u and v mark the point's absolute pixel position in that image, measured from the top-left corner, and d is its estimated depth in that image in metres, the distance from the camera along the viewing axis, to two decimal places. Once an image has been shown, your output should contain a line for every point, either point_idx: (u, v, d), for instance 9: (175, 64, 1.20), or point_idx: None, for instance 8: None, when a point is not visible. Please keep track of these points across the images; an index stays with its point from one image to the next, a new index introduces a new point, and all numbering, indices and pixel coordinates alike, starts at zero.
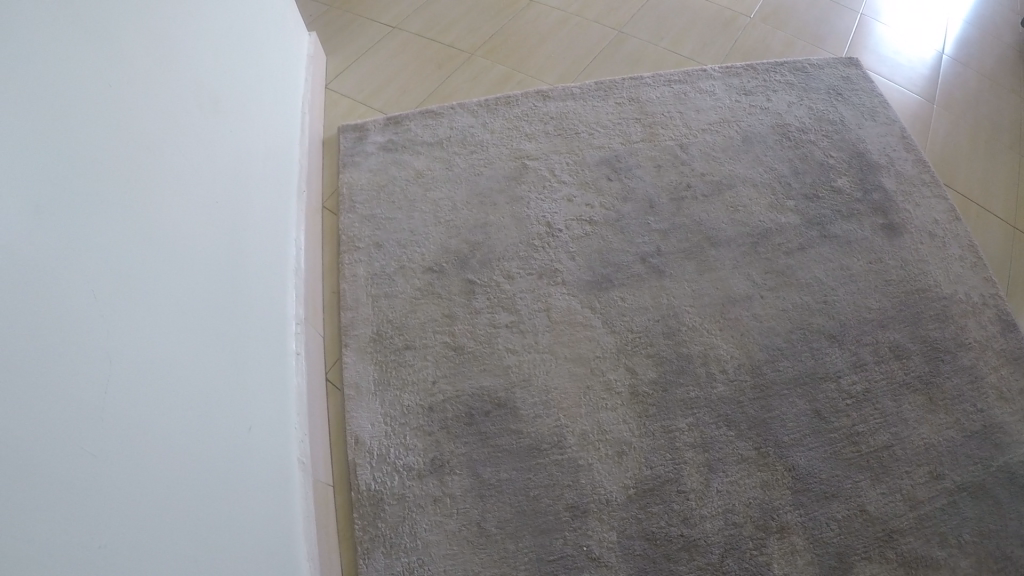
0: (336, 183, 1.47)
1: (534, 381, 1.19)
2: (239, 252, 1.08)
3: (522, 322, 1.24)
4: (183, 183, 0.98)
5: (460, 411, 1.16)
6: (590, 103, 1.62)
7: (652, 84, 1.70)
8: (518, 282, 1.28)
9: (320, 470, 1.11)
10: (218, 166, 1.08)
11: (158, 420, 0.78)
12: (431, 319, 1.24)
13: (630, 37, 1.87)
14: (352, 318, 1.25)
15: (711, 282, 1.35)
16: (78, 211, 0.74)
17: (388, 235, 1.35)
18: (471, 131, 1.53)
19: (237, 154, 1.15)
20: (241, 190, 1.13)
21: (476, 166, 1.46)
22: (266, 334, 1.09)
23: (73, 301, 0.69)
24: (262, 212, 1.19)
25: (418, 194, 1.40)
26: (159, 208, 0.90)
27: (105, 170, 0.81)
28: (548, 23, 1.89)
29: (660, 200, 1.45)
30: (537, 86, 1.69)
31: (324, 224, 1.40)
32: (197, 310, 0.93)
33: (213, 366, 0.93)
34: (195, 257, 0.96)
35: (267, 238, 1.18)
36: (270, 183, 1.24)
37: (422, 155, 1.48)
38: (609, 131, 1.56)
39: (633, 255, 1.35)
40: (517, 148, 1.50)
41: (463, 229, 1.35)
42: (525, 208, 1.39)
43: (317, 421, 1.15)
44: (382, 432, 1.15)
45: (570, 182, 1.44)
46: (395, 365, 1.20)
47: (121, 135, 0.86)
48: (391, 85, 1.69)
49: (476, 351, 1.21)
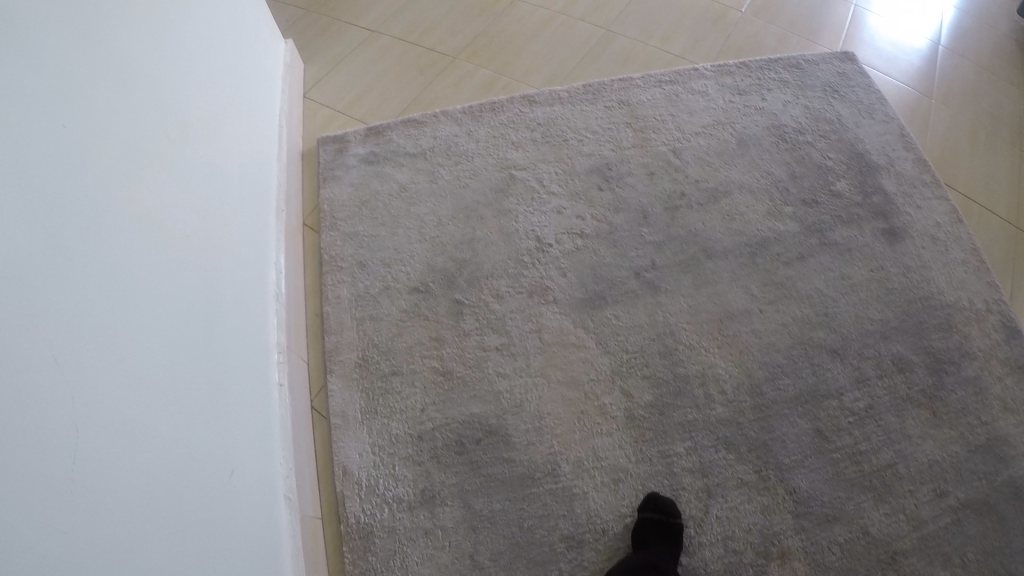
0: (316, 200, 1.40)
1: (526, 406, 1.14)
2: (216, 280, 1.01)
3: (513, 344, 1.19)
4: (156, 199, 0.91)
5: (450, 440, 1.10)
6: (578, 108, 1.56)
7: (642, 85, 1.64)
8: (508, 301, 1.23)
9: (308, 504, 1.04)
10: (190, 182, 1.01)
11: (134, 462, 0.72)
12: (419, 342, 1.17)
13: (618, 35, 1.80)
14: (337, 341, 1.18)
15: (708, 297, 1.30)
16: (44, 233, 0.67)
17: (372, 254, 1.29)
18: (455, 141, 1.47)
19: (211, 169, 1.08)
20: (216, 206, 1.06)
21: (461, 179, 1.40)
22: (248, 366, 1.03)
23: (41, 336, 0.63)
24: (238, 235, 1.12)
25: (402, 210, 1.34)
26: (131, 228, 0.83)
27: (73, 186, 0.74)
28: (532, 23, 1.82)
29: (654, 210, 1.39)
30: (522, 90, 1.62)
31: (305, 244, 1.34)
32: (174, 339, 0.87)
33: (193, 399, 0.86)
34: (171, 280, 0.89)
35: (244, 258, 1.11)
36: (246, 200, 1.17)
37: (405, 168, 1.42)
38: (599, 138, 1.50)
39: (627, 269, 1.30)
40: (503, 158, 1.44)
41: (450, 246, 1.29)
42: (513, 223, 1.33)
43: (304, 452, 1.08)
44: (370, 462, 1.08)
45: (560, 194, 1.38)
46: (383, 393, 1.13)
47: (88, 148, 0.79)
48: (372, 91, 1.62)
49: (466, 376, 1.14)
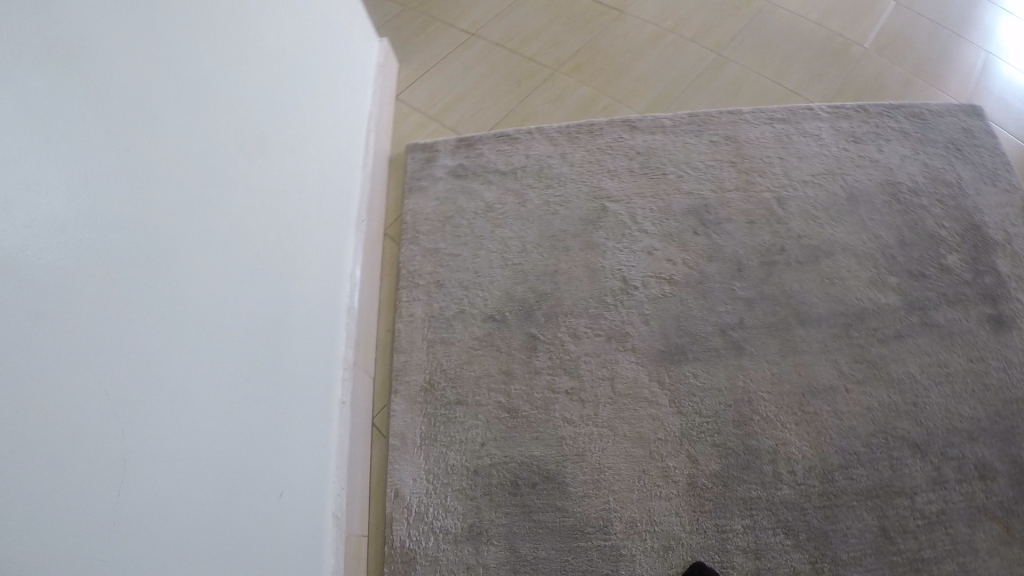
0: (401, 209, 1.32)
1: (588, 456, 1.09)
2: (281, 291, 0.94)
3: (583, 389, 1.13)
4: (227, 212, 0.84)
5: (505, 480, 1.06)
6: (680, 139, 1.41)
7: (751, 121, 1.45)
8: (585, 343, 1.16)
9: (355, 523, 1.03)
10: (264, 187, 0.94)
11: (183, 511, 0.68)
12: (487, 373, 1.13)
13: (730, 61, 1.57)
14: (405, 360, 1.15)
15: (793, 369, 1.22)
16: (102, 265, 0.62)
17: (451, 274, 1.21)
18: (548, 161, 1.35)
19: (286, 170, 1.01)
20: (288, 212, 1.00)
21: (549, 201, 1.29)
22: (306, 384, 0.98)
23: (90, 385, 0.58)
24: (310, 242, 1.05)
25: (486, 231, 1.25)
26: (199, 246, 0.77)
27: (137, 204, 0.68)
28: (637, 37, 1.60)
29: (749, 263, 1.28)
30: (625, 114, 1.44)
31: (384, 254, 1.28)
32: (236, 366, 0.82)
33: (249, 431, 0.82)
34: (237, 301, 0.84)
35: (314, 268, 1.05)
36: (322, 202, 1.11)
37: (494, 186, 1.31)
38: (699, 175, 1.36)
39: (713, 325, 1.21)
40: (597, 188, 1.32)
41: (532, 276, 1.21)
42: (600, 258, 1.24)
43: (358, 472, 1.06)
44: (423, 489, 1.06)
45: (652, 233, 1.28)
46: (444, 420, 1.10)
47: (156, 159, 0.72)
48: (467, 98, 1.48)
49: (531, 416, 1.10)
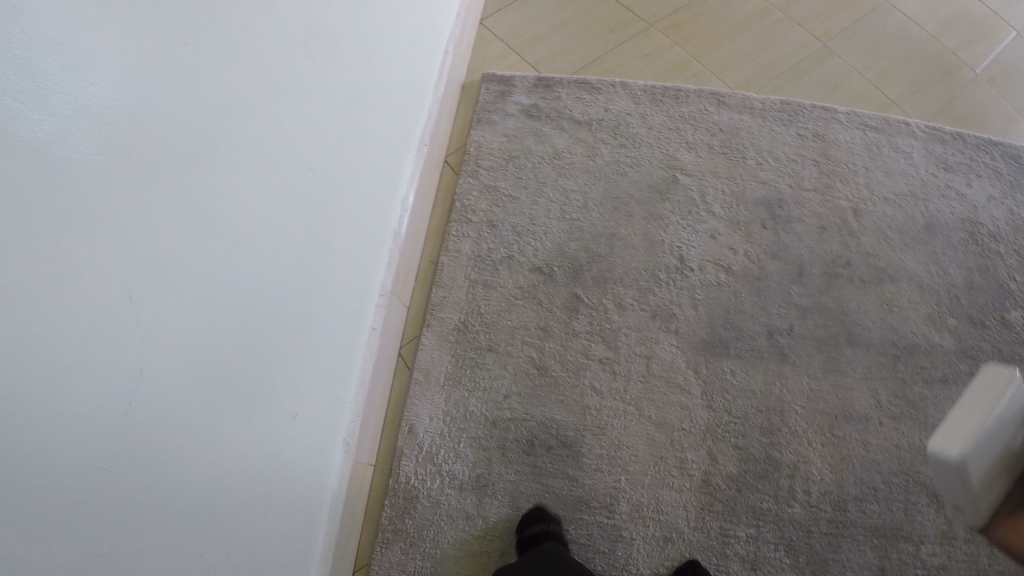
0: (466, 137, 1.24)
1: (608, 431, 1.05)
2: (332, 197, 0.87)
3: (618, 362, 1.08)
4: (291, 117, 0.75)
5: (522, 437, 1.03)
6: (767, 125, 1.30)
7: (843, 122, 1.36)
8: (629, 316, 1.10)
9: (363, 452, 1.02)
10: (334, 95, 0.84)
11: (185, 436, 0.64)
12: (524, 326, 1.08)
13: (834, 54, 1.45)
14: (442, 297, 1.10)
15: (832, 389, 1.16)
16: (147, 161, 0.54)
17: (506, 215, 1.14)
18: (626, 120, 1.26)
19: (359, 79, 0.90)
20: (352, 127, 0.90)
21: (619, 160, 1.21)
22: (339, 300, 0.93)
23: (112, 290, 0.52)
24: (370, 155, 0.97)
25: (550, 177, 1.18)
26: (254, 152, 0.69)
27: (197, 97, 0.59)
28: (744, 6, 1.47)
29: (811, 270, 1.20)
30: (716, 86, 1.34)
31: (440, 181, 1.20)
32: (265, 285, 0.75)
33: (262, 356, 0.77)
34: (280, 217, 0.76)
35: (365, 193, 0.97)
36: (386, 122, 1.01)
37: (566, 133, 1.23)
38: (779, 167, 1.26)
39: (760, 326, 1.15)
40: (673, 157, 1.23)
41: (589, 234, 1.14)
42: (661, 231, 1.16)
43: (376, 402, 1.04)
44: (437, 429, 1.03)
45: (720, 216, 1.20)
46: (472, 364, 1.06)
47: (223, 48, 0.62)
48: (553, 34, 1.37)
49: (559, 378, 1.06)
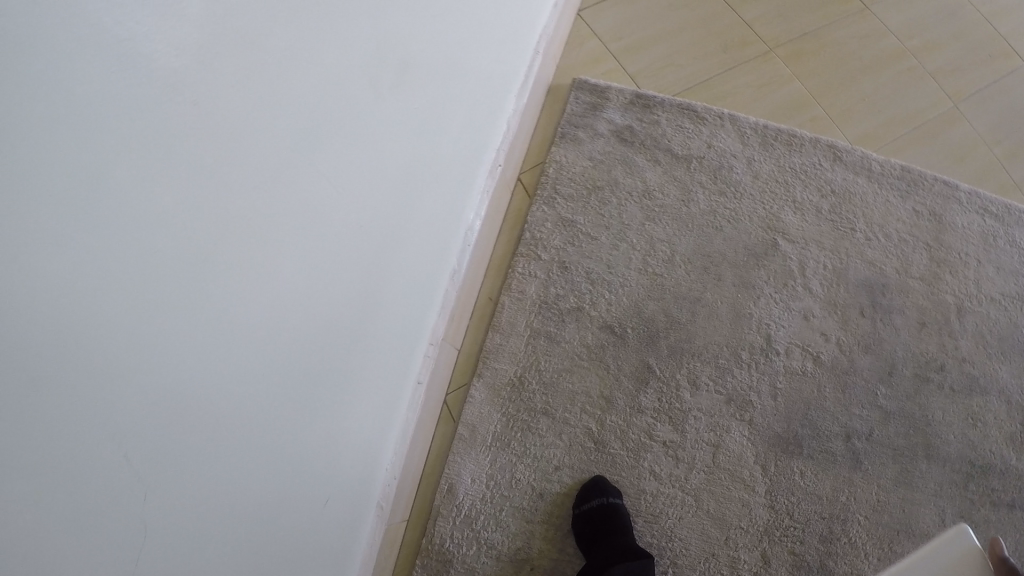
0: (545, 154, 1.10)
1: (660, 520, 0.99)
2: (395, 233, 0.74)
3: (681, 448, 1.00)
4: (345, 168, 0.58)
5: (568, 514, 1.00)
6: (883, 194, 1.13)
7: (963, 202, 1.17)
8: (702, 398, 1.01)
9: (398, 510, 0.99)
10: (399, 129, 0.67)
11: (201, 573, 0.53)
12: (585, 393, 1.02)
13: (961, 120, 1.25)
14: (498, 345, 1.05)
15: (899, 503, 1.01)
16: (158, 270, 0.39)
17: (580, 257, 1.04)
18: (730, 162, 1.09)
19: (428, 102, 0.72)
20: (416, 162, 0.73)
21: (715, 210, 1.06)
22: (384, 346, 0.82)
23: (114, 449, 0.38)
24: (438, 193, 0.84)
25: (636, 220, 1.05)
26: (297, 220, 0.54)
27: (217, 163, 0.42)
28: (875, 44, 1.27)
29: (902, 369, 1.06)
30: (832, 137, 1.17)
31: (510, 206, 1.08)
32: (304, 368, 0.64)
33: (298, 448, 0.66)
34: (327, 286, 0.63)
35: (422, 237, 0.82)
36: (453, 151, 0.84)
37: (660, 167, 1.08)
38: (888, 247, 1.11)
39: (839, 427, 1.02)
40: (775, 215, 1.08)
41: (672, 296, 1.03)
42: (751, 303, 1.03)
43: (414, 454, 1.00)
44: (479, 493, 1.00)
45: (817, 294, 1.06)
46: (523, 427, 1.02)
47: (253, 92, 0.44)
48: (659, 44, 1.19)
49: (617, 456, 1.00)
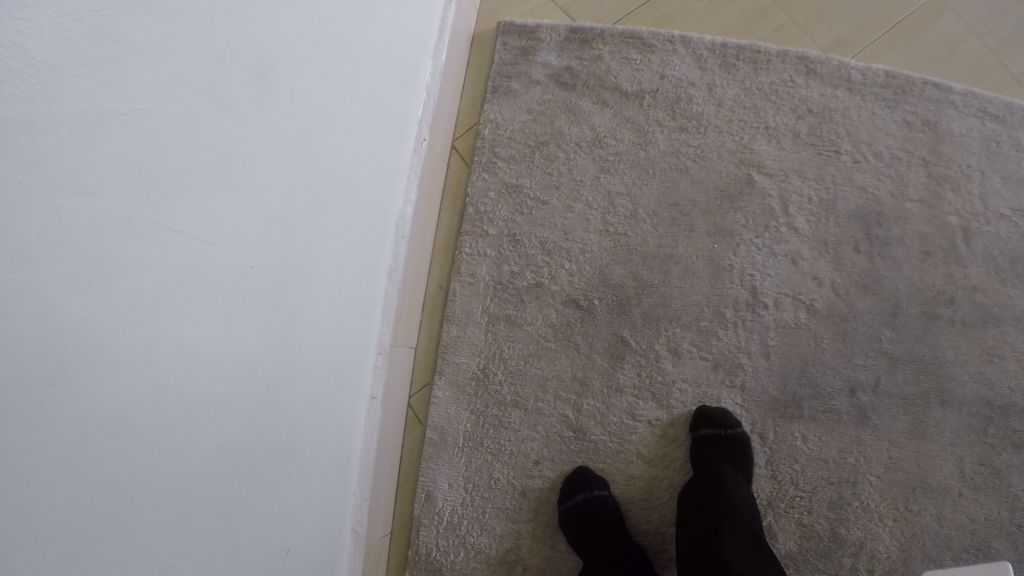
0: (477, 113, 0.98)
1: (657, 505, 0.89)
2: (308, 262, 0.65)
3: (670, 424, 0.89)
4: (206, 213, 0.48)
5: (554, 509, 0.90)
6: (868, 107, 0.99)
7: (959, 106, 1.01)
8: (686, 367, 0.90)
9: (377, 525, 0.92)
10: (275, 146, 0.55)
11: None
12: (556, 377, 0.90)
13: (948, 7, 1.08)
14: (455, 337, 0.93)
15: (912, 456, 0.91)
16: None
17: (530, 225, 0.91)
18: (688, 92, 0.95)
19: (310, 105, 0.59)
20: (309, 176, 0.62)
21: (677, 150, 0.93)
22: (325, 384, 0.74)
23: None
24: (355, 197, 0.73)
25: (588, 174, 0.92)
26: (153, 295, 0.44)
27: (22, 284, 0.33)
28: None
29: (907, 308, 0.94)
30: (802, 47, 1.03)
31: (447, 177, 0.97)
32: (222, 447, 0.55)
33: (238, 529, 0.60)
34: (224, 350, 0.53)
35: (337, 257, 0.72)
36: (360, 150, 0.72)
37: (608, 109, 0.94)
38: (880, 168, 0.98)
39: (841, 380, 0.91)
40: (748, 147, 0.94)
41: (640, 255, 0.90)
42: (730, 253, 0.91)
43: (384, 470, 0.92)
44: (459, 499, 0.92)
45: (804, 232, 0.93)
46: (495, 423, 0.92)
47: (46, 181, 0.34)
48: None
49: (600, 442, 0.90)
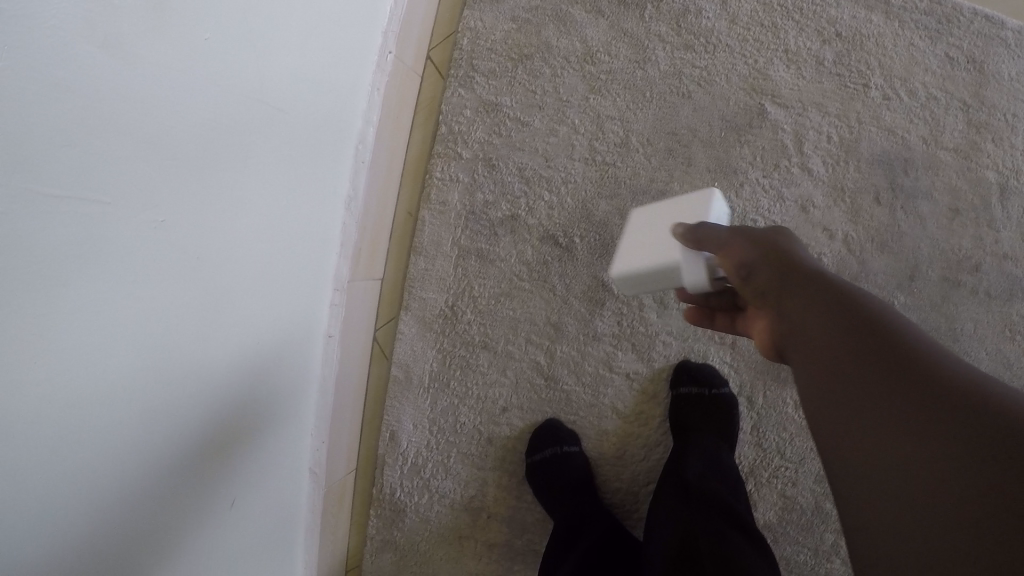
0: (456, 20, 0.88)
1: (632, 463, 0.82)
2: (244, 200, 0.58)
3: (651, 378, 0.81)
4: (102, 171, 0.40)
5: (522, 459, 0.84)
6: (904, 35, 0.88)
7: (1012, 43, 0.89)
8: (671, 318, 0.81)
9: (338, 464, 0.86)
10: (186, 87, 0.47)
11: None
12: (529, 320, 0.82)
13: None
14: (423, 271, 0.85)
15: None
16: None
17: (509, 151, 0.83)
18: (697, 3, 0.84)
19: (228, 34, 0.50)
20: (230, 115, 0.53)
21: (680, 71, 0.82)
22: (274, 331, 0.69)
23: None
24: (301, 129, 0.66)
25: (578, 93, 0.83)
26: (43, 276, 0.37)
27: None
28: None
29: (927, 271, 0.85)
30: None
31: (421, 93, 0.87)
32: (149, 432, 0.50)
33: (175, 509, 0.56)
34: (139, 322, 0.47)
35: (272, 209, 0.64)
36: (295, 84, 0.63)
37: (604, 20, 0.83)
38: (911, 106, 0.87)
39: None
40: (763, 73, 0.83)
41: (630, 189, 0.81)
42: (731, 193, 0.81)
43: (346, 409, 0.86)
44: (422, 441, 0.85)
45: (818, 175, 0.82)
46: (461, 365, 0.84)
47: None
48: None
49: (573, 394, 0.82)
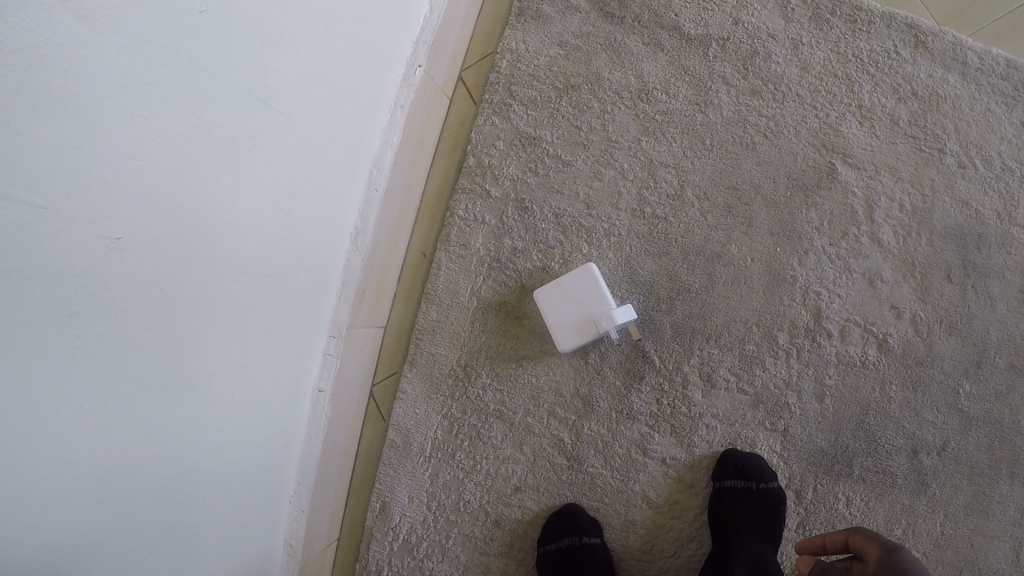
0: (495, 43, 0.78)
1: (661, 559, 0.70)
2: (239, 222, 0.49)
3: (692, 465, 0.71)
4: (19, 167, 0.30)
5: (532, 547, 0.72)
6: (982, 99, 0.76)
7: None
8: (718, 398, 0.71)
9: (317, 536, 0.73)
10: (159, 75, 0.37)
11: None
12: (555, 389, 0.72)
13: None
14: (435, 320, 0.74)
15: (968, 536, 0.72)
16: None
17: (544, 193, 0.73)
18: (767, 46, 0.75)
19: (228, 19, 0.40)
20: (220, 119, 0.43)
21: (744, 118, 0.73)
22: (268, 376, 0.59)
23: None
24: (315, 146, 0.56)
25: (630, 135, 0.73)
26: None
27: None
28: None
29: (995, 360, 0.74)
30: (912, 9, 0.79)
31: (448, 118, 0.77)
32: (52, 507, 0.39)
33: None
34: (57, 368, 0.36)
35: (268, 236, 0.53)
36: (308, 92, 0.52)
37: (663, 56, 0.74)
38: (987, 178, 0.75)
39: (903, 439, 0.73)
40: (835, 129, 0.74)
41: (682, 246, 0.71)
42: (794, 261, 0.72)
43: (332, 475, 0.73)
44: (419, 517, 0.73)
45: (888, 247, 0.73)
46: (471, 435, 0.73)
47: None
48: None
49: (599, 476, 0.71)
